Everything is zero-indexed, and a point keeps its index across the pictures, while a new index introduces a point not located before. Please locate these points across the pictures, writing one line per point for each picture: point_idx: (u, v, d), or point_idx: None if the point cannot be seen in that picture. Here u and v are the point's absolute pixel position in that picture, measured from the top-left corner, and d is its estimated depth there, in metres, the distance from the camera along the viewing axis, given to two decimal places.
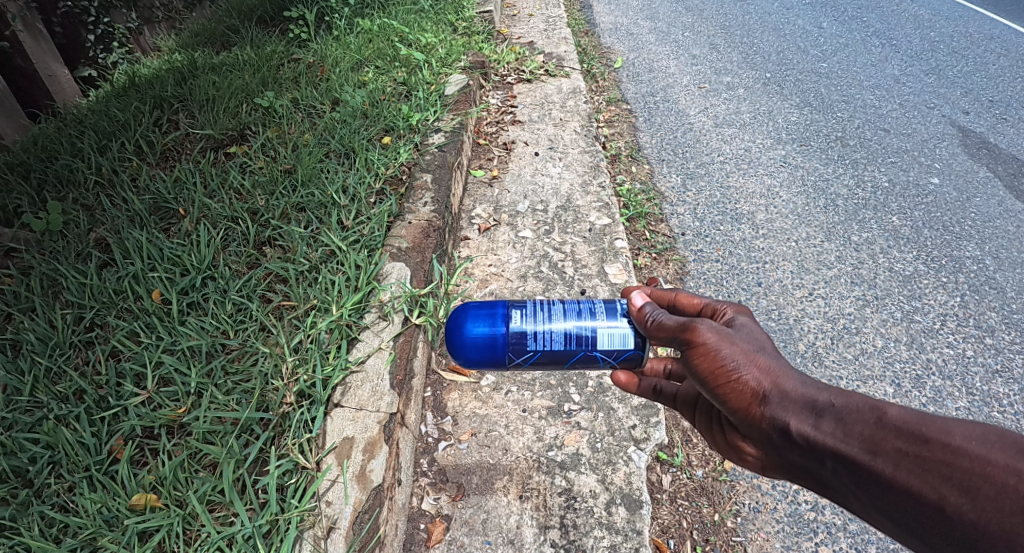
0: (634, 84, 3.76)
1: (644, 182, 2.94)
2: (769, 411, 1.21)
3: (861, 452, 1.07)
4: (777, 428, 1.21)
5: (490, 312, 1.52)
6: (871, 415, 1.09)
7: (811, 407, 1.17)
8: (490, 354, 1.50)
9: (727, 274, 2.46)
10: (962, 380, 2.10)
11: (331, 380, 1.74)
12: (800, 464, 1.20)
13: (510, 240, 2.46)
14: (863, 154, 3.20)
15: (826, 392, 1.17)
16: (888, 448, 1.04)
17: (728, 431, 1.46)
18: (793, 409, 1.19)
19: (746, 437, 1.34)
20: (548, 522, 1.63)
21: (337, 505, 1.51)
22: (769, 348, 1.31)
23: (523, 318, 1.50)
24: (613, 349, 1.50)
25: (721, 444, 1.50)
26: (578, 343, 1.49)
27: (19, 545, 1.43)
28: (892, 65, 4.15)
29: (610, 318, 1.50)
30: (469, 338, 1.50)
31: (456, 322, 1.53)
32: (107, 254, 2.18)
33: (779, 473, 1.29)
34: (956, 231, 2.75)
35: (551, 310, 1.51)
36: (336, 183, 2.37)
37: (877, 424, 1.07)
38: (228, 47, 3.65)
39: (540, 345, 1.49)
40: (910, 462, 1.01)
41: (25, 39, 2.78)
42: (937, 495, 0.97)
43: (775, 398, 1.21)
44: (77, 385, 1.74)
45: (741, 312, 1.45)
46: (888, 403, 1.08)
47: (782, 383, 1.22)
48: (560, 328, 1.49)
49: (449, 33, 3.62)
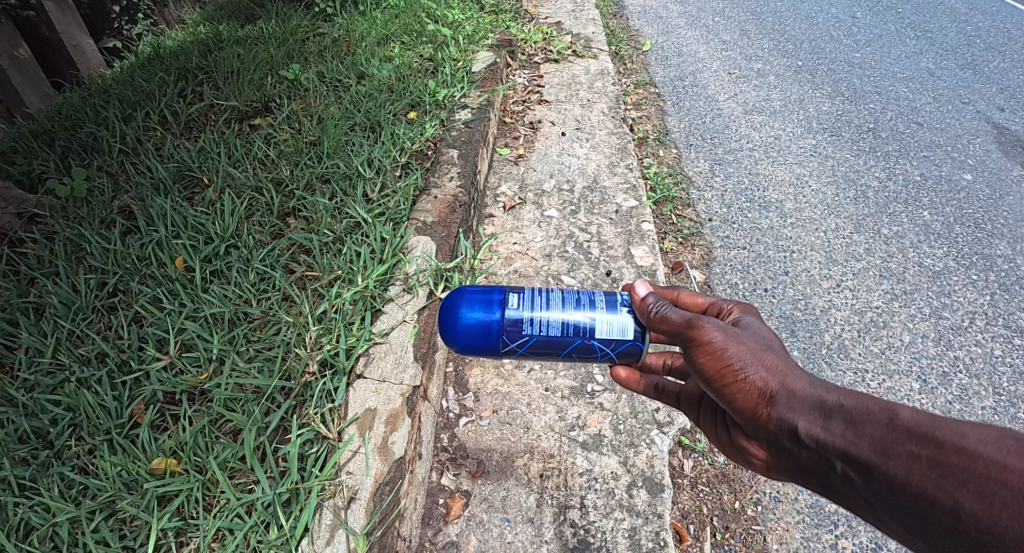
0: (662, 67, 3.69)
1: (672, 166, 2.88)
2: (777, 412, 1.19)
3: (872, 454, 1.04)
4: (785, 429, 1.19)
5: (486, 299, 1.45)
6: (882, 417, 1.06)
7: (819, 408, 1.14)
8: (483, 341, 1.44)
9: (753, 261, 2.41)
10: (989, 379, 2.04)
11: (355, 351, 1.72)
12: (809, 468, 1.17)
13: (535, 219, 2.42)
14: (895, 146, 3.12)
15: (836, 392, 1.15)
16: (899, 451, 1.01)
17: (735, 431, 1.43)
18: (802, 410, 1.16)
19: (753, 438, 1.31)
20: (568, 501, 1.61)
21: (357, 476, 1.49)
22: (777, 348, 1.29)
23: (520, 303, 1.43)
24: (612, 339, 1.44)
25: (728, 447, 1.46)
26: (574, 333, 1.43)
27: (40, 505, 1.45)
28: (927, 58, 4.03)
29: (610, 310, 1.45)
30: (463, 323, 1.44)
31: (450, 305, 1.47)
32: (130, 222, 2.18)
33: (789, 476, 1.26)
34: (988, 229, 2.66)
35: (549, 298, 1.45)
36: (361, 155, 2.35)
37: (888, 426, 1.04)
38: (253, 20, 3.63)
39: (535, 330, 1.43)
40: (923, 466, 0.98)
41: (51, 8, 2.78)
42: (950, 500, 0.93)
43: (782, 398, 1.19)
44: (100, 349, 1.74)
45: (748, 311, 1.43)
46: (900, 404, 1.05)
47: (790, 383, 1.20)
48: (558, 318, 1.43)
49: (476, 11, 3.57)
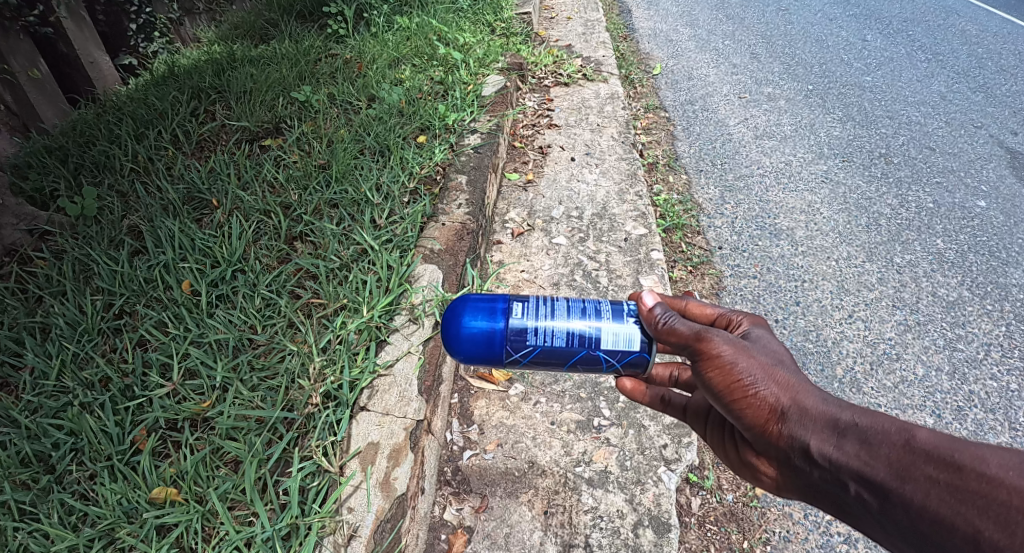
0: (672, 91, 3.70)
1: (682, 193, 2.86)
2: (788, 430, 1.16)
3: (888, 476, 1.01)
4: (796, 447, 1.15)
5: (490, 306, 1.43)
6: (899, 437, 1.02)
7: (833, 426, 1.10)
8: (486, 350, 1.41)
9: (764, 291, 2.38)
10: (1006, 414, 1.99)
11: (359, 383, 1.70)
12: (820, 487, 1.13)
13: (544, 246, 2.41)
14: (907, 172, 3.08)
15: (849, 410, 1.11)
16: (916, 473, 0.98)
17: (740, 447, 1.38)
18: (814, 428, 1.12)
19: (761, 455, 1.27)
20: (572, 540, 1.57)
21: (359, 512, 1.46)
22: (787, 363, 1.25)
23: (524, 313, 1.41)
24: (617, 350, 1.40)
25: (733, 463, 1.41)
26: (580, 343, 1.40)
27: (38, 532, 1.43)
28: (939, 81, 4.00)
29: (616, 320, 1.41)
30: (465, 332, 1.41)
31: (453, 313, 1.43)
32: (139, 242, 2.19)
33: (798, 495, 1.21)
34: (1003, 257, 2.61)
35: (554, 307, 1.42)
36: (370, 180, 2.35)
37: (904, 447, 1.01)
38: (267, 40, 3.67)
39: (540, 340, 1.40)
40: (941, 490, 0.95)
41: (69, 26, 2.84)
42: (970, 528, 0.90)
43: (794, 415, 1.15)
44: (104, 373, 1.74)
45: (758, 324, 1.39)
46: (916, 425, 1.02)
47: (802, 400, 1.16)
48: (563, 327, 1.40)
49: (486, 34, 3.60)
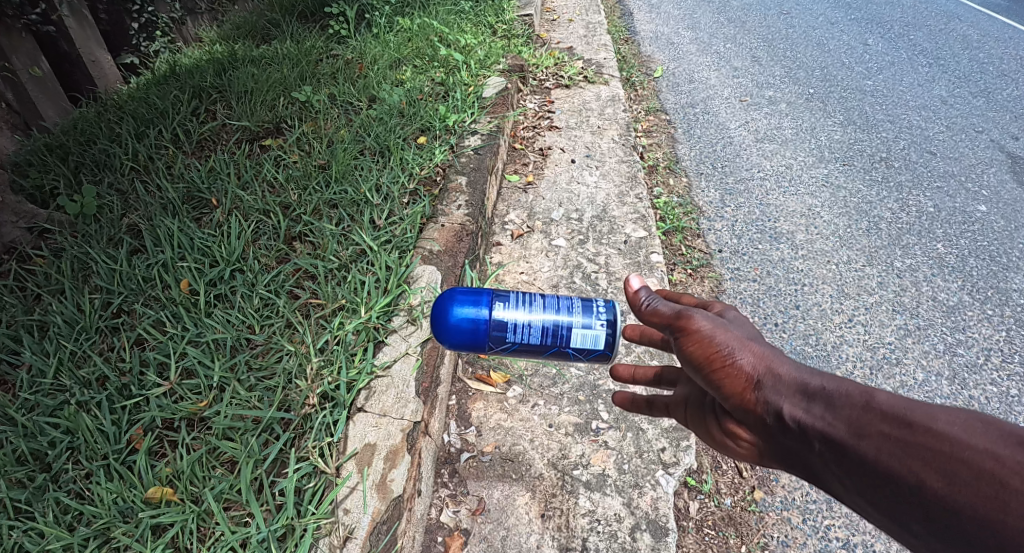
0: (673, 94, 3.69)
1: (682, 196, 2.86)
2: (760, 395, 1.14)
3: (849, 435, 0.99)
4: (766, 412, 1.13)
5: (475, 298, 1.41)
6: (860, 398, 1.01)
7: (802, 390, 1.08)
8: (471, 341, 1.41)
9: (763, 295, 2.37)
10: (1006, 419, 1.98)
11: (356, 384, 1.69)
12: (789, 450, 1.11)
13: (543, 248, 2.41)
14: (908, 176, 3.08)
15: (820, 375, 1.09)
16: (874, 432, 0.97)
17: (715, 421, 1.35)
18: (785, 392, 1.11)
19: (735, 422, 1.25)
20: (569, 543, 1.56)
21: (355, 513, 1.44)
22: (761, 336, 1.24)
23: (507, 307, 1.40)
24: (584, 346, 1.43)
25: (708, 436, 1.38)
26: (554, 339, 1.42)
27: (33, 530, 1.42)
28: (939, 86, 4.00)
29: (588, 317, 1.43)
30: (452, 322, 1.40)
31: (439, 303, 1.42)
32: (138, 241, 2.18)
33: (770, 461, 1.19)
34: (1004, 262, 2.61)
35: (532, 302, 1.42)
36: (370, 181, 2.35)
37: (865, 407, 0.99)
38: (268, 40, 3.67)
39: (518, 336, 1.41)
40: (895, 446, 0.94)
41: (71, 24, 2.83)
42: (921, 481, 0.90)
43: (767, 382, 1.13)
44: (101, 371, 1.74)
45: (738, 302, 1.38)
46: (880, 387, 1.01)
47: (774, 366, 1.14)
48: (539, 323, 1.41)
49: (488, 35, 3.60)
